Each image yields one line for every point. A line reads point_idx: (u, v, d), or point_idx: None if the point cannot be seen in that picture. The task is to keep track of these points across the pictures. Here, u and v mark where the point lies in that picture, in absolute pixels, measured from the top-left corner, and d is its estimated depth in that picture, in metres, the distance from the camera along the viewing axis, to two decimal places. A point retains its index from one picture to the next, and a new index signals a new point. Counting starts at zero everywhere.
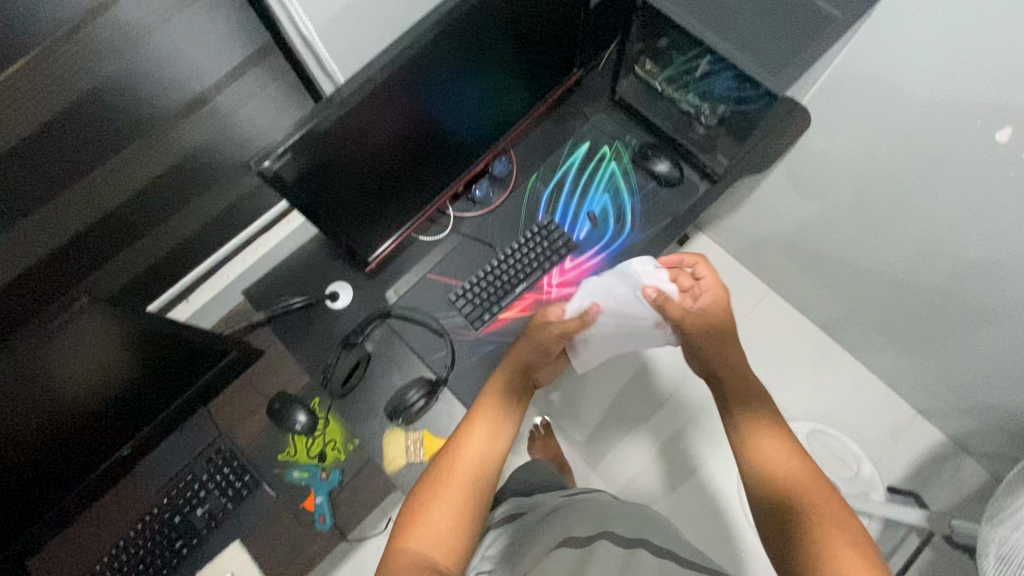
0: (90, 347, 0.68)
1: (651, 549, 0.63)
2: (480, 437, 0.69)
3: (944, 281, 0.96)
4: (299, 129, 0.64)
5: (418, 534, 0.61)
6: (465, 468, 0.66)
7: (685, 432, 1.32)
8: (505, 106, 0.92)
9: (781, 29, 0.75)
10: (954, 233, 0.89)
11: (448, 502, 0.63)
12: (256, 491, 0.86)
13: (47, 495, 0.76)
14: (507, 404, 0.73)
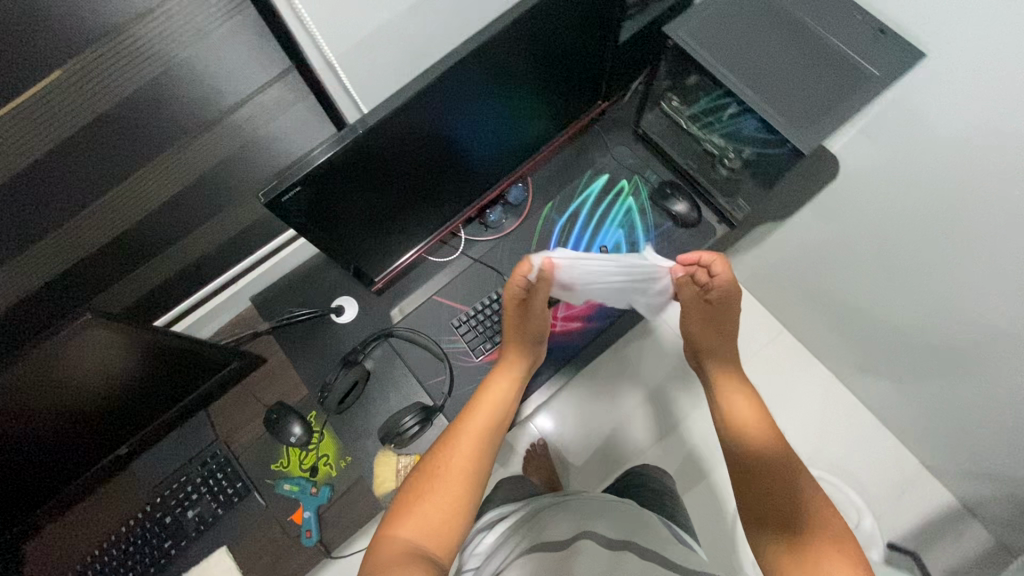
0: (90, 356, 0.67)
1: (634, 550, 0.62)
2: (478, 430, 0.67)
3: (963, 348, 0.91)
4: (311, 157, 0.62)
5: (410, 523, 0.58)
6: (462, 459, 0.64)
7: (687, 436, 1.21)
8: (526, 135, 0.91)
9: (811, 86, 0.74)
10: (971, 302, 0.84)
11: (443, 494, 0.61)
12: (246, 499, 0.87)
13: (45, 487, 0.78)
14: (504, 397, 0.72)
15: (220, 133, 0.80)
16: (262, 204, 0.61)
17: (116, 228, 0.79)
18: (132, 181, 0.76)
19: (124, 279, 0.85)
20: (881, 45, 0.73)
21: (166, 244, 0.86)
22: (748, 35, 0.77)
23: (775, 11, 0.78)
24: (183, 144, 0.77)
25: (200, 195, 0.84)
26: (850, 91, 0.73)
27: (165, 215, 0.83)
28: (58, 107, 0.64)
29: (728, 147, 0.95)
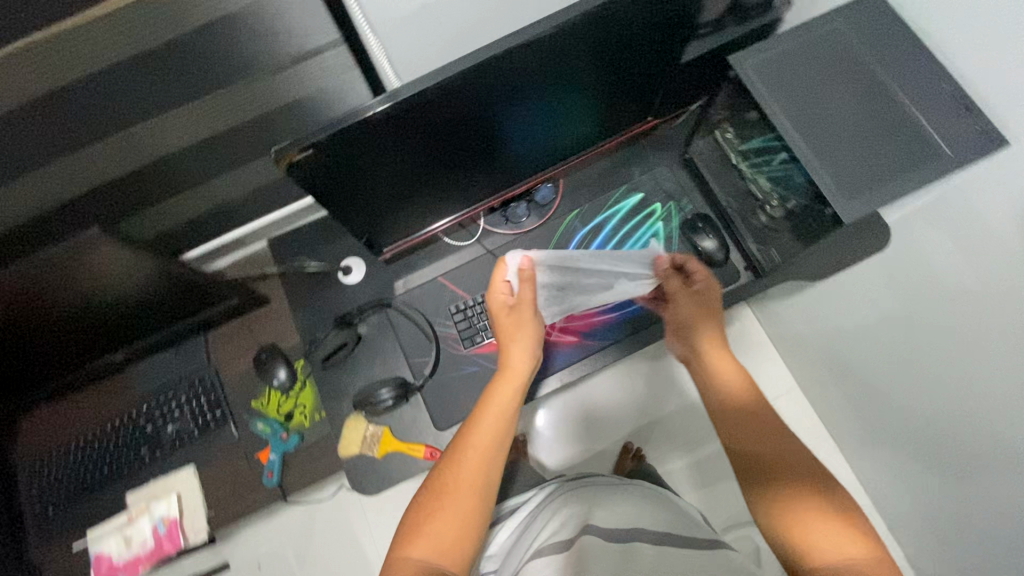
0: (98, 265, 0.70)
1: (648, 540, 0.61)
2: (485, 440, 0.64)
3: (971, 459, 0.85)
4: (336, 123, 0.61)
5: (422, 544, 0.57)
6: (471, 472, 0.62)
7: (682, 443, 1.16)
8: (566, 136, 0.88)
9: (874, 152, 0.68)
10: (987, 417, 0.78)
11: (454, 511, 0.59)
12: (222, 427, 0.91)
13: (47, 370, 0.84)
14: (514, 397, 0.69)
15: (265, 86, 0.75)
16: (272, 158, 0.61)
17: (139, 159, 0.75)
18: (170, 117, 0.71)
19: (135, 214, 0.83)
20: (963, 122, 0.66)
21: (192, 184, 0.83)
22: (815, 82, 0.72)
23: (852, 61, 0.72)
24: (214, 97, 0.72)
25: (224, 148, 0.80)
26: (914, 165, 0.67)
27: (185, 160, 0.79)
28: (112, 34, 0.60)
29: (774, 194, 0.86)
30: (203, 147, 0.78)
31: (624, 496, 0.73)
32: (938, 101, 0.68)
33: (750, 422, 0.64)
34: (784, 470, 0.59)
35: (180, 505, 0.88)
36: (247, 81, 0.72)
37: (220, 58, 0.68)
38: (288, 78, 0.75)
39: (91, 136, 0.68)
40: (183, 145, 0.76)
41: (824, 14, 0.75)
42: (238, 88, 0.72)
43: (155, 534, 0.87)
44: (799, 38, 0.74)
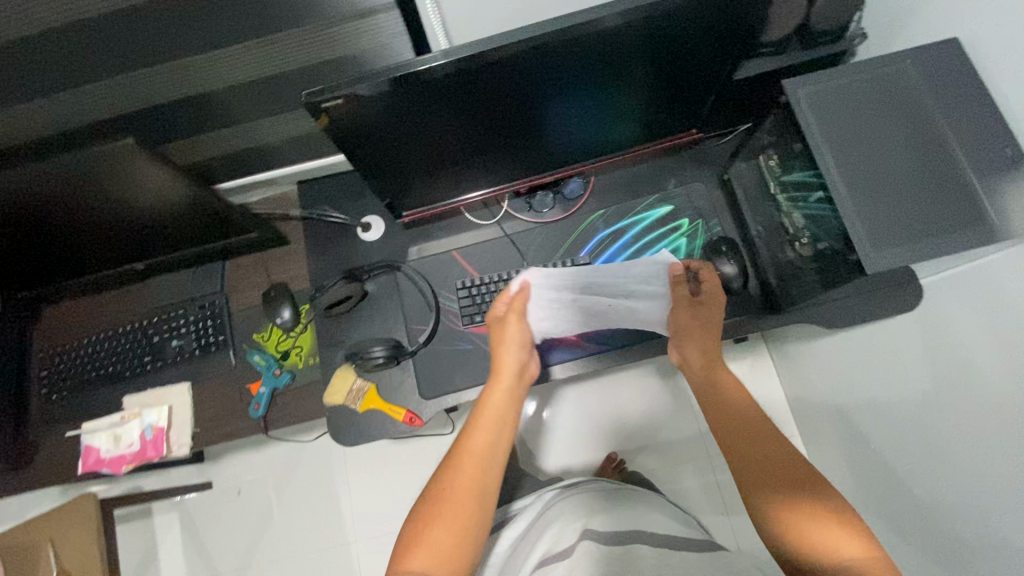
0: (131, 173, 0.72)
1: (647, 543, 0.61)
2: (481, 446, 0.65)
3: (946, 549, 0.81)
4: (372, 80, 0.62)
5: (421, 552, 0.59)
6: (467, 479, 0.63)
7: (681, 452, 1.33)
8: (605, 134, 0.87)
9: (919, 207, 0.65)
10: (971, 507, 0.74)
11: (452, 519, 0.61)
12: (221, 352, 0.94)
13: (75, 265, 0.90)
14: (510, 402, 0.70)
15: (313, 40, 0.75)
16: (303, 102, 0.62)
17: (182, 91, 0.77)
18: (218, 57, 0.73)
19: (180, 137, 0.85)
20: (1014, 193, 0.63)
21: (230, 123, 0.85)
22: (868, 122, 0.69)
23: (913, 107, 0.68)
24: (266, 42, 0.73)
25: (267, 89, 0.82)
26: (955, 228, 0.63)
27: (230, 95, 0.81)
28: None
29: (806, 233, 0.83)
30: (243, 88, 0.80)
31: (620, 499, 0.74)
32: (998, 165, 0.64)
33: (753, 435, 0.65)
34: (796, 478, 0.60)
35: (168, 416, 0.91)
36: (301, 30, 0.73)
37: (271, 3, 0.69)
38: (339, 31, 0.75)
39: (145, 56, 0.71)
40: (230, 81, 0.78)
41: (895, 54, 0.71)
42: (291, 36, 0.74)
43: (142, 438, 0.90)
44: (862, 74, 0.71)
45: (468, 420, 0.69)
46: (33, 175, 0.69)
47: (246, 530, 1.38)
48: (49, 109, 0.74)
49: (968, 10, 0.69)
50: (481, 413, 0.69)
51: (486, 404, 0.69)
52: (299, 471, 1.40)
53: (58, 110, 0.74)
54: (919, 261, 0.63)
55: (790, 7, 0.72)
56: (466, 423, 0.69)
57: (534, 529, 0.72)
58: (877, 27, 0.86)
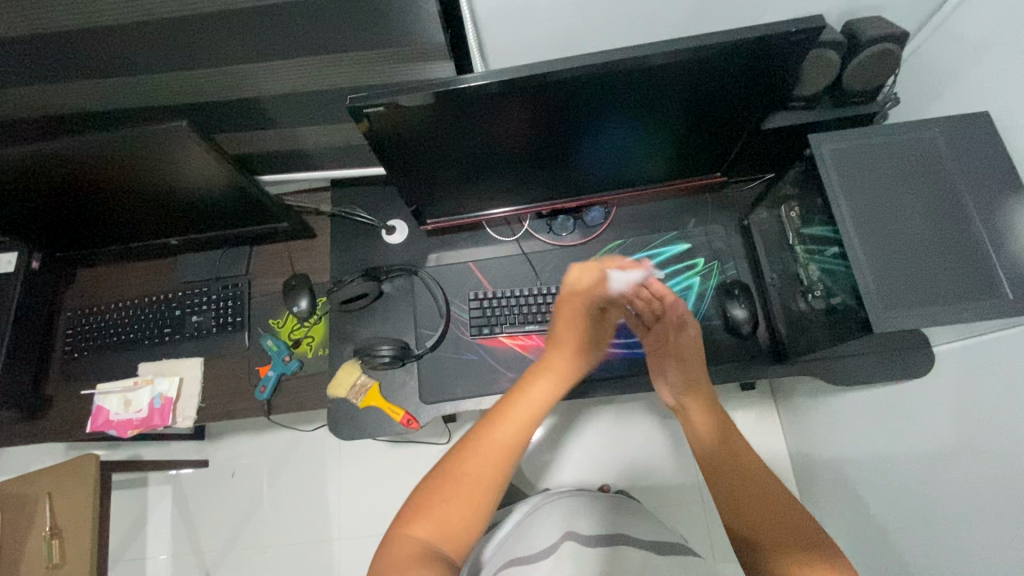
0: (179, 152, 0.77)
1: (631, 548, 0.64)
2: (507, 435, 0.64)
3: None
4: (415, 92, 0.65)
5: (427, 522, 0.58)
6: (484, 463, 0.62)
7: (674, 486, 1.35)
8: (632, 167, 0.89)
9: (933, 271, 0.65)
10: None
11: (464, 498, 0.60)
12: (237, 332, 0.98)
13: (112, 233, 0.95)
14: (547, 399, 0.70)
15: (375, 66, 0.74)
16: (346, 106, 0.65)
17: (232, 93, 0.77)
18: (274, 65, 0.72)
19: (230, 130, 0.86)
20: None
21: (278, 129, 0.86)
22: (889, 182, 0.70)
23: (935, 173, 0.69)
24: (320, 60, 0.72)
25: (316, 104, 0.81)
26: (969, 294, 0.63)
27: (278, 102, 0.80)
28: None
29: (820, 287, 0.83)
30: (295, 97, 0.79)
31: (605, 506, 0.76)
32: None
33: (747, 480, 0.66)
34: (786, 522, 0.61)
35: (178, 387, 0.94)
36: (354, 53, 0.72)
37: (332, 30, 0.68)
38: (397, 54, 0.72)
39: (202, 61, 0.71)
40: (280, 90, 0.78)
41: (925, 121, 0.72)
42: (345, 54, 0.72)
43: (150, 406, 0.94)
44: (888, 136, 0.72)
45: (498, 408, 0.68)
46: (89, 146, 0.74)
47: (234, 514, 1.40)
48: (97, 91, 0.74)
49: (1006, 88, 0.70)
50: (514, 404, 0.68)
51: (525, 395, 0.69)
52: (294, 461, 1.42)
53: (110, 94, 0.75)
54: (929, 324, 0.63)
55: (823, 63, 0.75)
56: (498, 406, 0.68)
57: (518, 526, 0.72)
58: (912, 94, 0.88)
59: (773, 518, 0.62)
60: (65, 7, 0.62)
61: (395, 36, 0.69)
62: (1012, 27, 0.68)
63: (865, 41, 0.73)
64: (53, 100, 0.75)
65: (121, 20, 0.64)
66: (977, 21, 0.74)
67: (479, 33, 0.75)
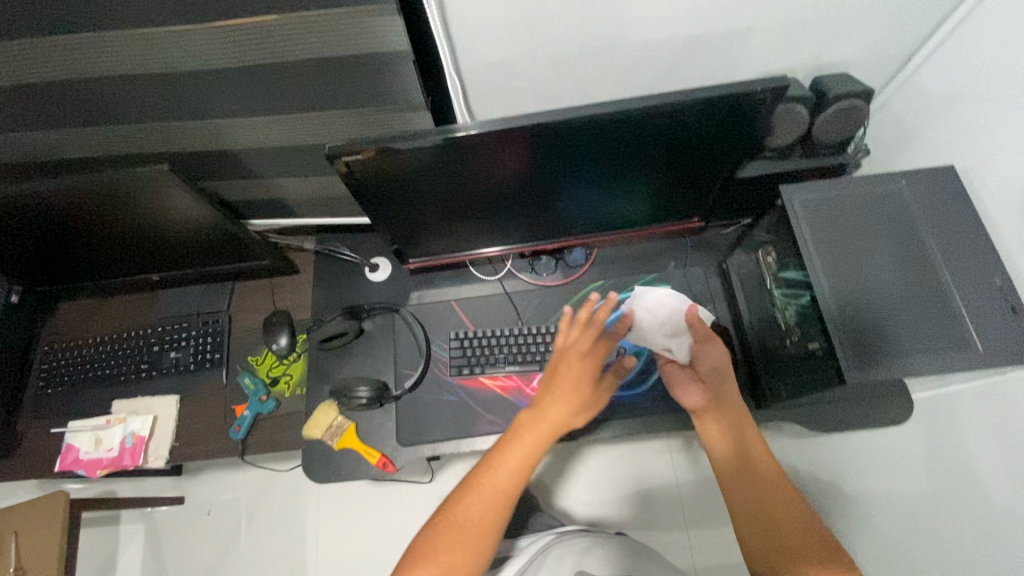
0: (164, 194, 0.78)
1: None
2: (502, 479, 0.64)
3: None
4: (392, 142, 0.66)
5: (428, 566, 0.59)
6: (480, 510, 0.62)
7: (662, 497, 1.27)
8: (613, 211, 0.90)
9: (907, 320, 0.66)
10: None
11: (462, 540, 0.61)
12: (215, 370, 0.97)
13: (92, 270, 0.95)
14: (546, 440, 0.67)
15: (356, 118, 0.76)
16: (325, 153, 0.67)
17: (216, 143, 0.79)
18: (256, 117, 0.74)
19: (215, 176, 0.87)
20: (1000, 323, 0.64)
21: (260, 177, 0.87)
22: (863, 231, 0.71)
23: (905, 224, 0.71)
24: (306, 115, 0.74)
25: (301, 155, 0.82)
26: (946, 345, 0.64)
27: (259, 151, 0.81)
28: (231, 49, 0.63)
29: (796, 330, 0.83)
30: (278, 148, 0.81)
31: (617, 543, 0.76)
32: (990, 296, 0.66)
33: (759, 475, 0.67)
34: (789, 516, 0.63)
35: (151, 426, 0.93)
36: (335, 109, 0.74)
37: (314, 87, 0.70)
38: (382, 111, 0.74)
39: (186, 113, 0.73)
40: (263, 142, 0.79)
41: (894, 173, 0.74)
42: (327, 108, 0.74)
43: (122, 445, 0.92)
44: (858, 186, 0.73)
45: (495, 446, 0.68)
46: (74, 188, 0.76)
47: (208, 554, 1.36)
48: (81, 135, 0.75)
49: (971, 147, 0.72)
50: (511, 446, 0.67)
51: (517, 441, 0.67)
52: (272, 499, 1.39)
53: (96, 141, 0.76)
54: (907, 374, 0.63)
55: (791, 117, 0.77)
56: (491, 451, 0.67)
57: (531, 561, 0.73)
58: (884, 145, 0.90)
59: (780, 524, 0.63)
60: (53, 63, 0.64)
61: (377, 95, 0.71)
62: (976, 89, 0.71)
63: (832, 96, 0.75)
64: (35, 145, 0.76)
65: (109, 74, 0.66)
66: (942, 81, 0.77)
67: (462, 88, 0.78)
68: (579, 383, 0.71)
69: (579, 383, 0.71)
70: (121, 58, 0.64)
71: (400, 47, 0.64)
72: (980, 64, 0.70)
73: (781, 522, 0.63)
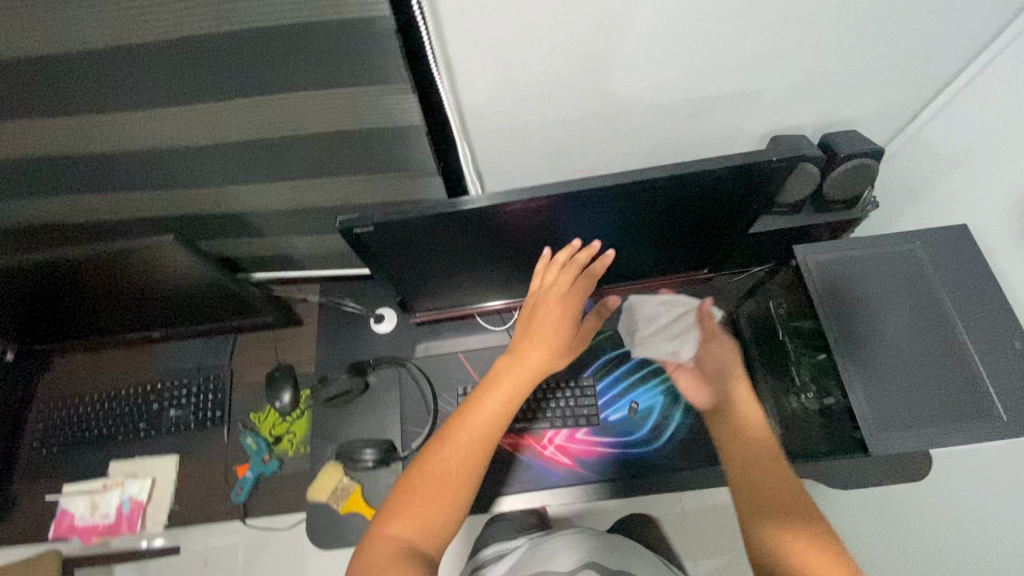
0: (168, 261, 0.77)
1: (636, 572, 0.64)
2: (480, 426, 0.66)
3: None
4: (395, 215, 0.68)
5: (409, 516, 0.61)
6: (457, 458, 0.64)
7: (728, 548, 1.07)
8: (623, 264, 0.89)
9: (926, 389, 0.65)
10: None
11: (439, 491, 0.62)
12: (216, 429, 0.94)
13: (91, 328, 0.92)
14: (523, 384, 0.70)
15: (367, 181, 0.76)
16: (338, 228, 0.68)
17: (225, 204, 0.78)
18: (268, 181, 0.74)
19: (221, 235, 0.86)
20: (1020, 388, 0.63)
21: (267, 235, 0.86)
22: (879, 294, 0.70)
23: (924, 290, 0.70)
24: (318, 179, 0.75)
25: (308, 214, 0.82)
26: (956, 420, 0.63)
27: (268, 211, 0.81)
28: (247, 120, 0.65)
29: (812, 387, 0.81)
30: (288, 209, 0.80)
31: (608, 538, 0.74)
32: (1010, 361, 0.65)
33: (767, 459, 0.68)
34: (792, 498, 0.63)
35: (150, 490, 0.90)
36: (346, 175, 0.75)
37: (328, 154, 0.71)
38: (394, 174, 0.75)
39: (198, 178, 0.73)
40: (273, 203, 0.79)
41: (909, 233, 0.74)
42: (340, 174, 0.75)
43: (118, 510, 0.89)
44: (873, 249, 0.73)
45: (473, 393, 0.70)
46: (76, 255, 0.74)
47: None
48: (91, 202, 0.75)
49: (981, 205, 0.72)
50: (487, 395, 0.68)
51: (495, 389, 0.68)
52: None
53: (102, 205, 0.77)
54: (911, 450, 0.63)
55: (802, 175, 0.77)
56: (469, 401, 0.69)
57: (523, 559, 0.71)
58: (895, 196, 0.90)
59: (780, 495, 0.63)
60: (74, 136, 0.65)
61: (388, 162, 0.73)
62: (983, 150, 0.72)
63: (843, 156, 0.75)
64: (43, 211, 0.76)
65: (128, 144, 0.67)
66: (948, 140, 0.77)
67: (472, 156, 0.80)
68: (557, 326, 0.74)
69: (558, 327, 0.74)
70: (139, 128, 0.65)
71: (413, 123, 0.67)
72: (988, 128, 0.71)
73: (782, 505, 0.62)
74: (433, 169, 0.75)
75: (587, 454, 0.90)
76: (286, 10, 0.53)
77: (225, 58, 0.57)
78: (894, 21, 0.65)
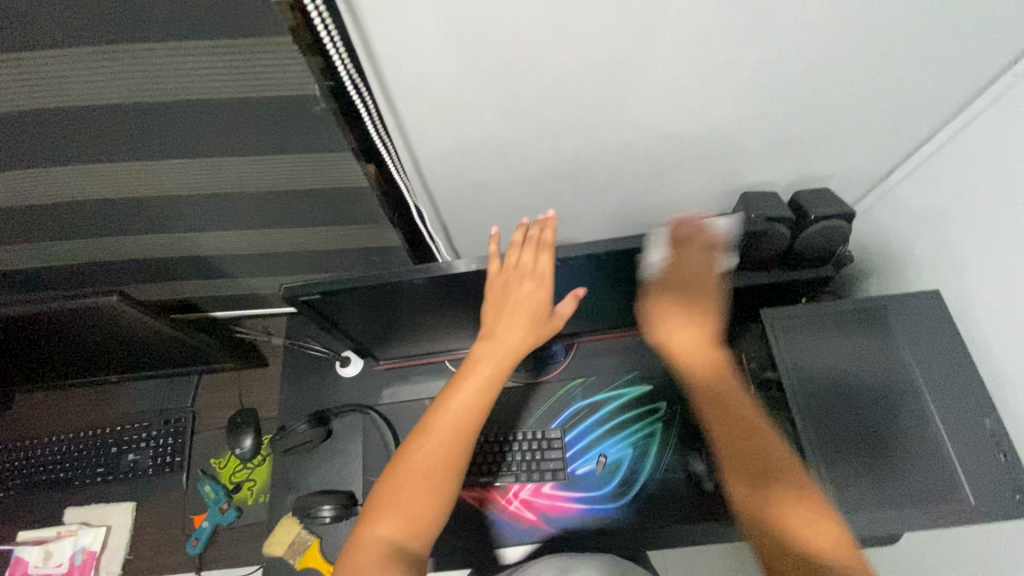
0: (118, 318, 0.75)
1: None
2: (459, 414, 0.61)
3: None
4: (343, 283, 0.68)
5: (394, 517, 0.57)
6: (437, 451, 0.60)
7: None
8: (591, 316, 0.87)
9: (890, 466, 0.62)
10: None
11: (422, 486, 0.58)
12: (174, 475, 0.92)
13: (44, 374, 0.90)
14: (503, 369, 0.64)
15: (324, 232, 0.74)
16: (284, 294, 0.69)
17: (179, 253, 0.76)
18: (221, 230, 0.72)
19: (177, 281, 0.84)
20: (991, 470, 0.61)
21: (225, 279, 0.84)
22: (844, 360, 0.68)
23: (891, 358, 0.68)
24: (273, 229, 0.73)
25: (266, 260, 0.80)
26: (908, 503, 0.61)
27: (224, 258, 0.79)
28: (193, 176, 0.63)
29: None
30: (245, 255, 0.78)
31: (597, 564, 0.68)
32: (978, 440, 0.62)
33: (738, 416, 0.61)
34: (779, 466, 0.57)
35: (104, 539, 0.88)
36: (301, 225, 0.73)
37: (281, 207, 0.69)
38: (351, 225, 0.73)
39: (149, 227, 0.71)
40: (229, 250, 0.77)
41: (873, 296, 0.71)
42: (294, 224, 0.73)
43: (71, 561, 0.87)
44: (839, 313, 0.71)
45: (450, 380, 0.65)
46: (14, 315, 0.71)
47: None
48: (38, 253, 0.73)
49: (958, 269, 0.69)
50: (464, 382, 0.63)
51: (471, 373, 0.63)
52: None
53: (48, 256, 0.74)
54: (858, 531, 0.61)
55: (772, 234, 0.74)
56: (448, 388, 0.64)
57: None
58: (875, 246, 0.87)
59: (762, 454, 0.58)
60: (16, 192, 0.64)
61: (343, 216, 0.71)
62: (957, 213, 0.69)
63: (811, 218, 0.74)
64: None
65: (73, 199, 0.65)
66: (926, 196, 0.74)
67: (433, 205, 0.78)
68: (532, 302, 0.65)
69: (535, 303, 0.65)
70: (81, 185, 0.63)
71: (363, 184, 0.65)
72: (965, 191, 0.68)
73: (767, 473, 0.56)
74: (389, 225, 0.72)
75: (553, 511, 0.87)
76: (220, 78, 0.50)
77: (160, 123, 0.55)
78: (861, 80, 0.63)
